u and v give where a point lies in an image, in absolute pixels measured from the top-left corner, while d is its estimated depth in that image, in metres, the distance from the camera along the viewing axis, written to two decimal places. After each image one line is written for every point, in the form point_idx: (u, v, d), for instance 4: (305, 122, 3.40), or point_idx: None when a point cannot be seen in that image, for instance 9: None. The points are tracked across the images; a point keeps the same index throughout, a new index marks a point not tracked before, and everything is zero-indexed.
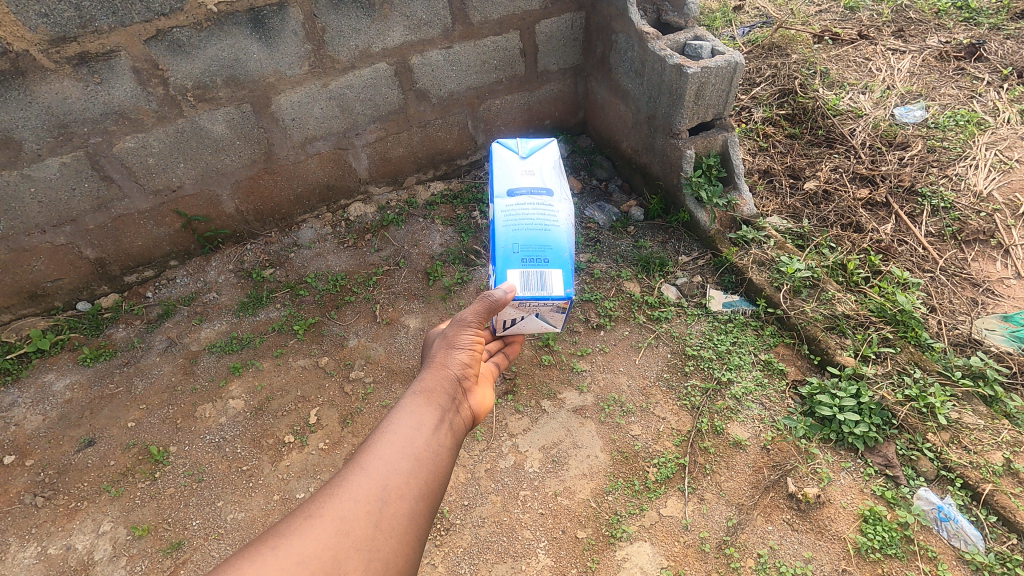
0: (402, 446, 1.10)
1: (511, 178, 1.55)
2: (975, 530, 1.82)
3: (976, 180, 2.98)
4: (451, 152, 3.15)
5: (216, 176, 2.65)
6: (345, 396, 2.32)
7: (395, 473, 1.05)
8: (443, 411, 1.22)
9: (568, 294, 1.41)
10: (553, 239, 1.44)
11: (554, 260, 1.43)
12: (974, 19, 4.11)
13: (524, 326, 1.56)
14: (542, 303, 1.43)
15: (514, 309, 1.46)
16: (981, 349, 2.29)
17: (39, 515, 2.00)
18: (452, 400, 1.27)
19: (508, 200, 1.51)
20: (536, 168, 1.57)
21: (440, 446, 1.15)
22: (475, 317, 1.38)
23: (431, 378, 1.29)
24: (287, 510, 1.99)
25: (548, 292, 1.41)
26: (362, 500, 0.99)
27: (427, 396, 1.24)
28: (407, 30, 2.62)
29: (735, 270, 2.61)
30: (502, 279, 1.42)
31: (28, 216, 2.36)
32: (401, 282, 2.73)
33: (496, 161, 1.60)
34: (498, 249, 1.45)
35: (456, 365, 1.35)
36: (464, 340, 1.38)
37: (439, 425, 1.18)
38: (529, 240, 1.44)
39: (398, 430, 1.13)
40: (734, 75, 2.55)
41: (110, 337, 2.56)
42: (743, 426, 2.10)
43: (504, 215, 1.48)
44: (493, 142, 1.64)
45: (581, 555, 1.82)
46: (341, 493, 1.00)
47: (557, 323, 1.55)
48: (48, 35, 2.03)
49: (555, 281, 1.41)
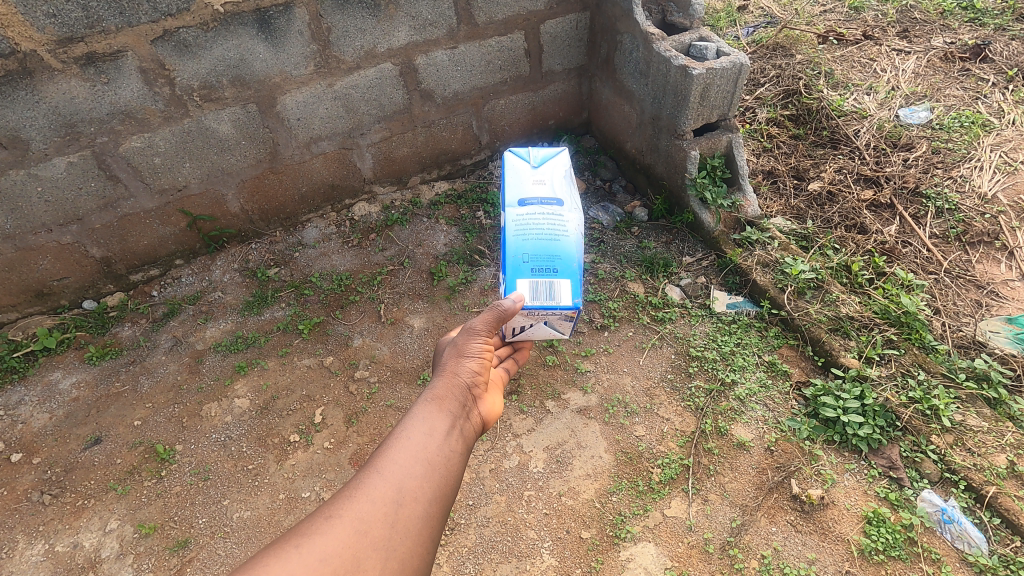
0: (416, 451, 1.11)
1: (522, 188, 1.54)
2: (979, 532, 1.83)
3: (980, 181, 2.98)
4: (455, 152, 3.16)
5: (221, 176, 2.66)
6: (350, 395, 2.32)
7: (409, 476, 1.06)
8: (454, 417, 1.23)
9: (576, 303, 1.43)
10: (562, 249, 1.45)
11: (563, 269, 1.44)
12: (980, 19, 4.10)
13: (532, 333, 1.58)
14: (549, 312, 1.45)
15: (523, 317, 1.47)
16: (986, 352, 2.29)
17: (46, 512, 2.02)
18: (462, 406, 1.28)
19: (519, 209, 1.50)
20: (547, 178, 1.56)
21: (452, 451, 1.16)
22: (485, 325, 1.38)
23: (442, 385, 1.30)
24: (293, 509, 2.01)
25: (556, 302, 1.43)
26: (379, 502, 1.00)
27: (438, 403, 1.24)
28: (412, 30, 2.62)
29: (739, 271, 2.61)
30: (512, 288, 1.43)
31: (35, 215, 2.37)
32: (405, 282, 2.74)
33: (507, 170, 1.58)
34: (508, 259, 1.45)
35: (467, 373, 1.35)
36: (474, 348, 1.38)
37: (450, 431, 1.19)
38: (538, 250, 1.44)
39: (411, 435, 1.14)
40: (739, 76, 2.55)
41: (116, 335, 2.57)
42: (748, 427, 2.11)
43: (515, 224, 1.48)
44: (506, 150, 1.63)
45: (586, 555, 1.82)
46: (359, 495, 1.01)
47: (564, 330, 1.57)
48: (55, 36, 2.03)
49: (563, 291, 1.43)
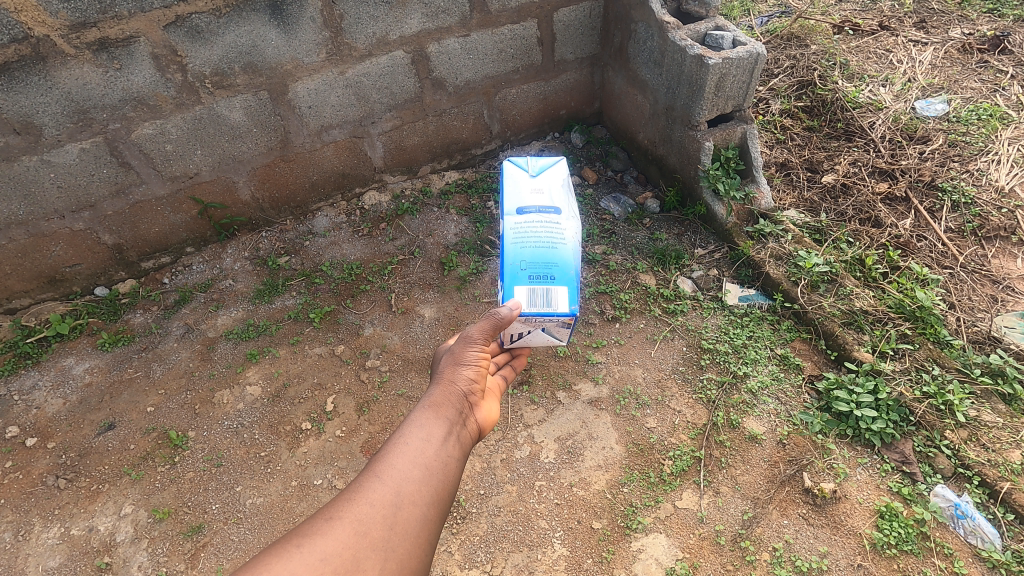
0: (413, 456, 1.11)
1: (520, 196, 1.52)
2: (993, 527, 1.82)
3: (998, 175, 2.92)
4: (466, 141, 3.14)
5: (233, 163, 2.66)
6: (362, 383, 2.33)
7: (407, 480, 1.07)
8: (450, 424, 1.23)
9: (573, 311, 1.41)
10: (559, 257, 1.43)
11: (560, 277, 1.42)
12: (998, 10, 4.03)
13: (531, 339, 1.56)
14: (547, 319, 1.43)
15: (521, 324, 1.46)
16: (1001, 347, 2.27)
17: (62, 496, 2.04)
18: (459, 413, 1.28)
19: (517, 218, 1.48)
20: (546, 187, 1.53)
21: (449, 456, 1.16)
22: (481, 333, 1.38)
23: (439, 393, 1.30)
24: (305, 495, 2.02)
25: (553, 309, 1.40)
26: (378, 505, 1.01)
27: (436, 409, 1.25)
28: (424, 17, 2.60)
29: (752, 263, 2.60)
30: (509, 295, 1.41)
31: (47, 202, 2.37)
32: (416, 272, 2.74)
33: (506, 178, 1.56)
34: (507, 265, 1.43)
35: (463, 381, 1.35)
36: (471, 356, 1.38)
37: (447, 437, 1.19)
38: (536, 257, 1.42)
39: (409, 441, 1.14)
40: (755, 66, 2.52)
41: (128, 322, 2.59)
42: (759, 420, 2.11)
43: (513, 232, 1.46)
44: (505, 159, 1.61)
45: (597, 546, 1.83)
46: (358, 498, 1.01)
47: (563, 337, 1.54)
48: (68, 21, 2.02)
49: (560, 297, 1.41)
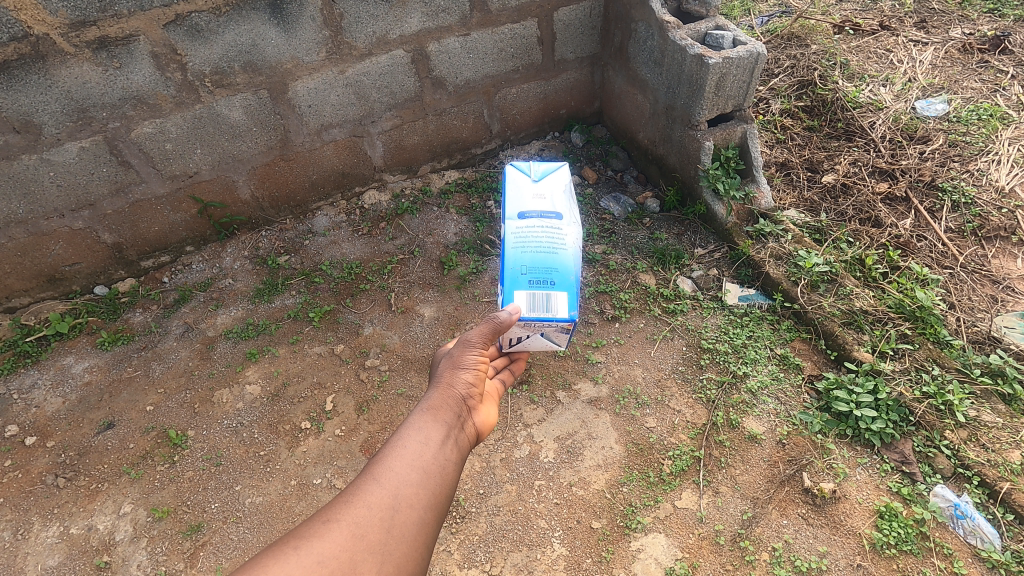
0: (412, 459, 1.11)
1: (521, 201, 1.51)
2: (993, 528, 1.82)
3: (998, 175, 2.92)
4: (466, 141, 3.14)
5: (232, 162, 2.65)
6: (361, 383, 2.33)
7: (405, 483, 1.07)
8: (449, 427, 1.23)
9: (572, 316, 1.41)
10: (559, 262, 1.43)
11: (560, 282, 1.42)
12: (999, 10, 4.03)
13: (530, 343, 1.56)
14: (546, 324, 1.43)
15: (520, 328, 1.46)
16: (1000, 347, 2.27)
17: (62, 495, 2.04)
18: (458, 417, 1.28)
19: (518, 222, 1.47)
20: (548, 192, 1.52)
21: (447, 460, 1.16)
22: (480, 337, 1.38)
23: (438, 396, 1.30)
24: (305, 494, 2.02)
25: (552, 314, 1.40)
26: (376, 508, 1.01)
27: (434, 413, 1.25)
28: (425, 16, 2.60)
29: (751, 263, 2.60)
30: (509, 299, 1.41)
31: (47, 201, 2.37)
32: (415, 271, 2.74)
33: (507, 182, 1.55)
34: (507, 270, 1.43)
35: (462, 385, 1.35)
36: (470, 360, 1.38)
37: (445, 440, 1.19)
38: (536, 262, 1.42)
39: (407, 444, 1.14)
40: (756, 65, 2.52)
41: (128, 320, 2.59)
42: (759, 420, 2.11)
43: (513, 237, 1.45)
44: (507, 164, 1.60)
45: (596, 545, 1.83)
46: (356, 501, 1.01)
47: (562, 342, 1.55)
48: (67, 19, 2.02)
49: (560, 303, 1.41)
